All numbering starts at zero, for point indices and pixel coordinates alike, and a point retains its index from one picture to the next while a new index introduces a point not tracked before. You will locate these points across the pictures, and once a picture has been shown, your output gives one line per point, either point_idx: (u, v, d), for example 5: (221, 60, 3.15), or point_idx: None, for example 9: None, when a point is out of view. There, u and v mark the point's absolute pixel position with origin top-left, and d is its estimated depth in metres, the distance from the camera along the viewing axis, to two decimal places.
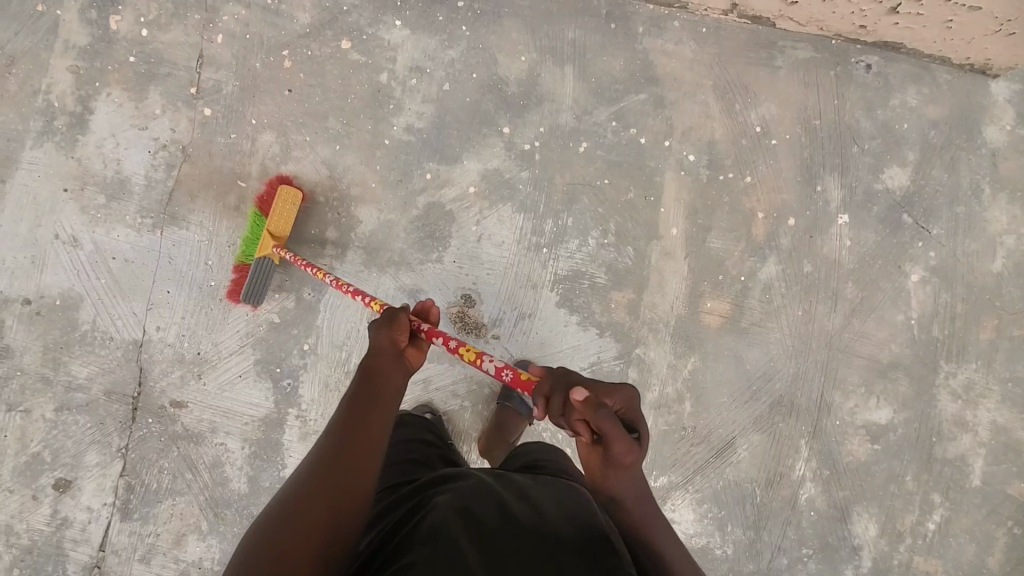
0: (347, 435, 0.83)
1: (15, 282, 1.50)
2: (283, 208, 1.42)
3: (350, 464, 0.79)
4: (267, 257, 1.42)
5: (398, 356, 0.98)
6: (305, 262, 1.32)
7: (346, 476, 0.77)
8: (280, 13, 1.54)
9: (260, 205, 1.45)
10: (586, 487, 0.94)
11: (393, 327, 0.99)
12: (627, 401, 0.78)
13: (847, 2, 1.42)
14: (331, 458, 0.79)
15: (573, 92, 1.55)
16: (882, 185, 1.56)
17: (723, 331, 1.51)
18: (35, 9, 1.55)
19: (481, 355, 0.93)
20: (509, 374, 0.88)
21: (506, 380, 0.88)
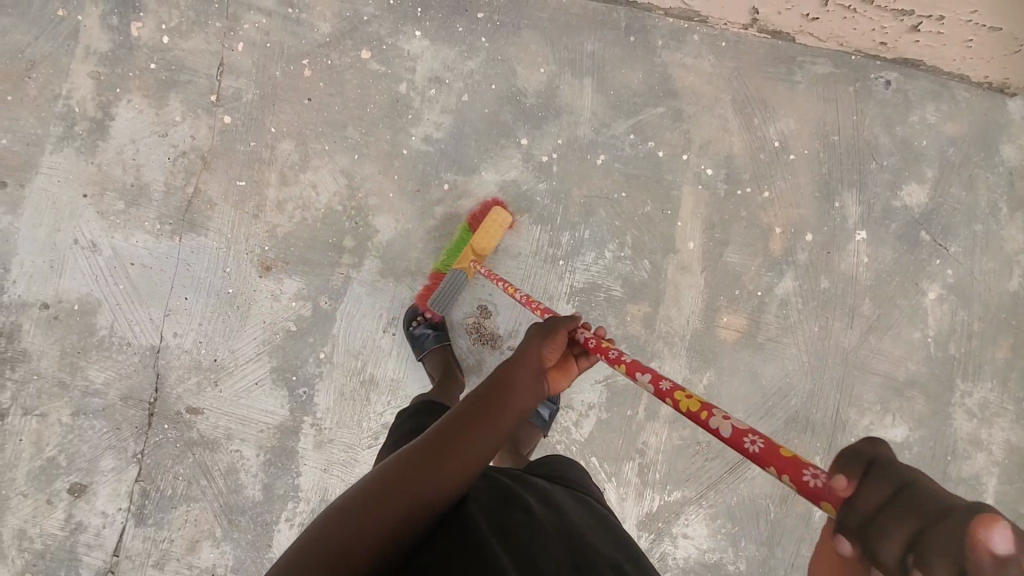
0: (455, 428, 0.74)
1: (34, 286, 1.51)
2: (490, 231, 1.46)
3: (445, 460, 0.70)
4: (461, 271, 1.46)
5: (541, 369, 0.87)
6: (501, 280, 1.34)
7: (438, 472, 0.69)
8: (301, 22, 1.54)
9: (470, 220, 1.49)
10: (596, 501, 0.98)
11: (551, 340, 0.91)
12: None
13: (869, 20, 1.41)
14: (427, 446, 0.72)
15: (591, 105, 1.55)
16: (900, 202, 1.55)
17: (739, 346, 1.51)
18: (57, 15, 1.56)
19: (710, 411, 0.70)
20: (757, 444, 0.63)
21: (750, 451, 0.63)
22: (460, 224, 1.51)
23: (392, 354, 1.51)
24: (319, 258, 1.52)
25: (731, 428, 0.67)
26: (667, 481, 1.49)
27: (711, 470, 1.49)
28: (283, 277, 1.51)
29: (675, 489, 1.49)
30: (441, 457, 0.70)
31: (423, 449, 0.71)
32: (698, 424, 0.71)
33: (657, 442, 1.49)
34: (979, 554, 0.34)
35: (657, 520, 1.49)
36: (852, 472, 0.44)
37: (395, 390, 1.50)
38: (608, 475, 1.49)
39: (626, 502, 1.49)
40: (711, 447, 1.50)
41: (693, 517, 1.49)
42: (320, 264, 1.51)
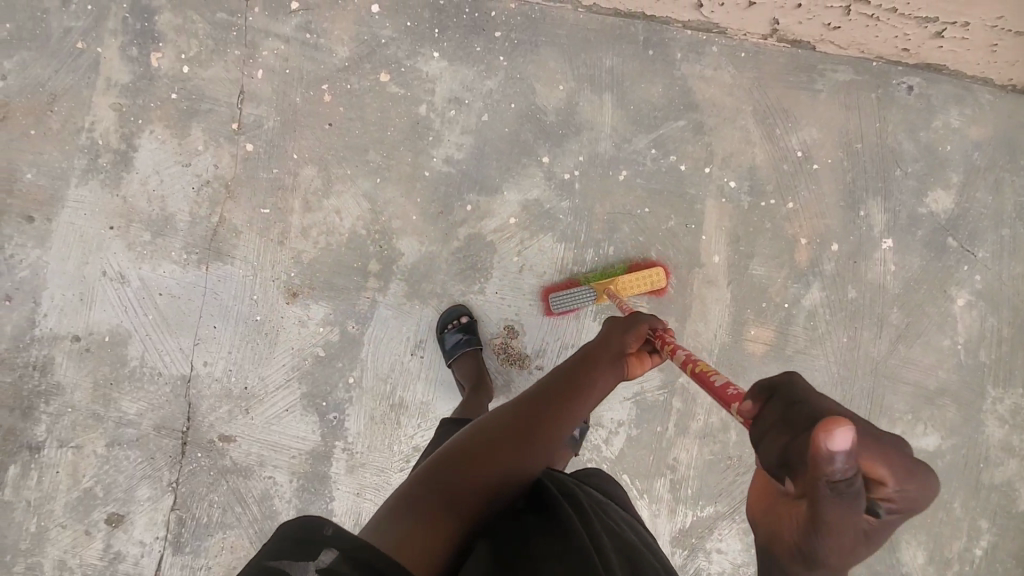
0: (537, 406, 0.90)
1: (64, 319, 1.53)
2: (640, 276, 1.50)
3: (528, 430, 0.87)
4: (594, 292, 1.50)
5: (617, 358, 1.01)
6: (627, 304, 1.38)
7: (523, 441, 0.85)
8: (319, 47, 1.55)
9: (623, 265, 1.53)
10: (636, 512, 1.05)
11: (630, 333, 1.04)
12: (923, 487, 0.49)
13: (892, 27, 1.39)
14: (513, 418, 0.88)
15: (612, 120, 1.54)
16: (926, 209, 1.54)
17: (767, 359, 1.52)
18: (76, 47, 1.56)
19: (711, 371, 0.82)
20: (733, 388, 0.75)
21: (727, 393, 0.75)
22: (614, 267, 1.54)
23: (421, 377, 1.51)
24: (344, 283, 1.52)
25: (723, 383, 0.77)
26: (699, 496, 1.50)
27: (742, 484, 1.50)
28: (310, 302, 1.52)
29: (707, 504, 1.49)
30: (526, 427, 0.87)
31: (513, 420, 0.88)
32: (702, 381, 0.83)
33: (689, 457, 1.50)
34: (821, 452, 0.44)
35: (690, 536, 1.50)
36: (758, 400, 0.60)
37: (425, 413, 1.51)
38: (640, 491, 1.50)
39: (659, 518, 1.50)
40: (742, 461, 1.50)
41: (726, 531, 1.50)
42: (346, 288, 1.52)
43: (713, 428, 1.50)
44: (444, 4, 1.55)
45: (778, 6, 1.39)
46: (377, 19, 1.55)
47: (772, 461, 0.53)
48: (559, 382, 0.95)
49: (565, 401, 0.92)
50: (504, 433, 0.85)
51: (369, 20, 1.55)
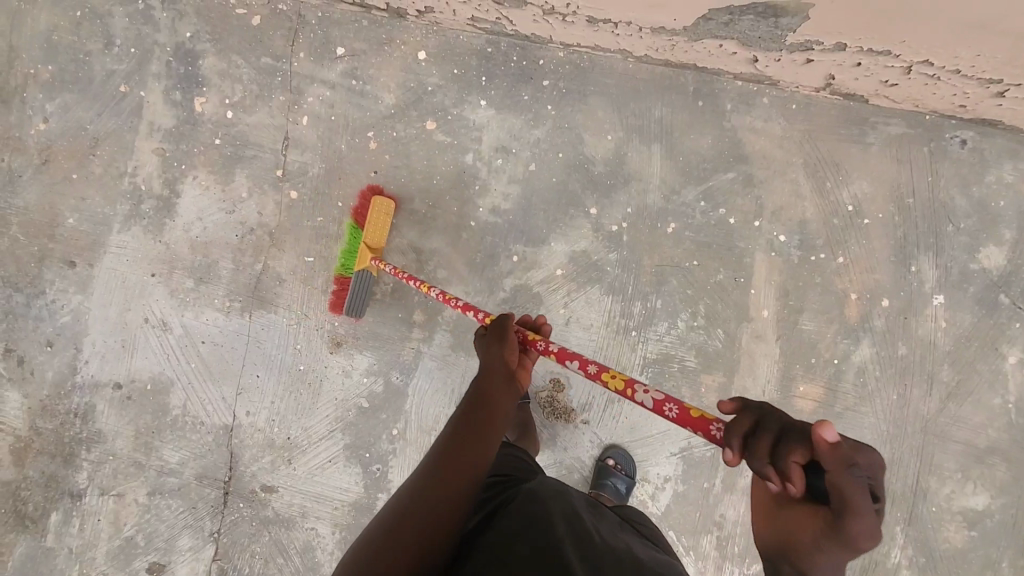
0: (454, 445, 0.81)
1: (106, 366, 1.51)
2: (379, 220, 1.42)
3: (457, 474, 0.78)
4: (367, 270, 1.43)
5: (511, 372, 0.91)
6: (407, 275, 1.32)
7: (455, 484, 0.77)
8: (365, 93, 1.53)
9: (356, 217, 1.46)
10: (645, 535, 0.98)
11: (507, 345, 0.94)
12: (874, 469, 0.56)
13: (951, 86, 1.37)
14: (438, 466, 0.79)
15: (661, 171, 1.53)
16: (978, 265, 1.52)
17: (816, 416, 1.50)
18: (119, 90, 1.54)
19: (634, 386, 0.81)
20: (674, 410, 0.76)
21: (670, 417, 0.76)
22: (348, 224, 1.48)
23: None
24: (388, 333, 1.50)
25: (654, 401, 0.79)
26: (746, 553, 1.49)
27: None
28: (354, 352, 1.50)
29: (755, 561, 1.48)
30: (452, 471, 0.78)
31: (433, 469, 0.79)
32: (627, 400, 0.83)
33: (735, 514, 1.49)
34: (821, 445, 0.56)
35: None
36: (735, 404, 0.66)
37: None
38: (686, 548, 1.49)
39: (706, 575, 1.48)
40: None
41: None
42: (390, 338, 1.50)
43: None
44: (491, 52, 1.53)
45: (836, 64, 1.36)
46: (423, 66, 1.53)
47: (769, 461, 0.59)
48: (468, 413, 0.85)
49: (481, 431, 0.83)
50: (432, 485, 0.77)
51: (415, 67, 1.53)
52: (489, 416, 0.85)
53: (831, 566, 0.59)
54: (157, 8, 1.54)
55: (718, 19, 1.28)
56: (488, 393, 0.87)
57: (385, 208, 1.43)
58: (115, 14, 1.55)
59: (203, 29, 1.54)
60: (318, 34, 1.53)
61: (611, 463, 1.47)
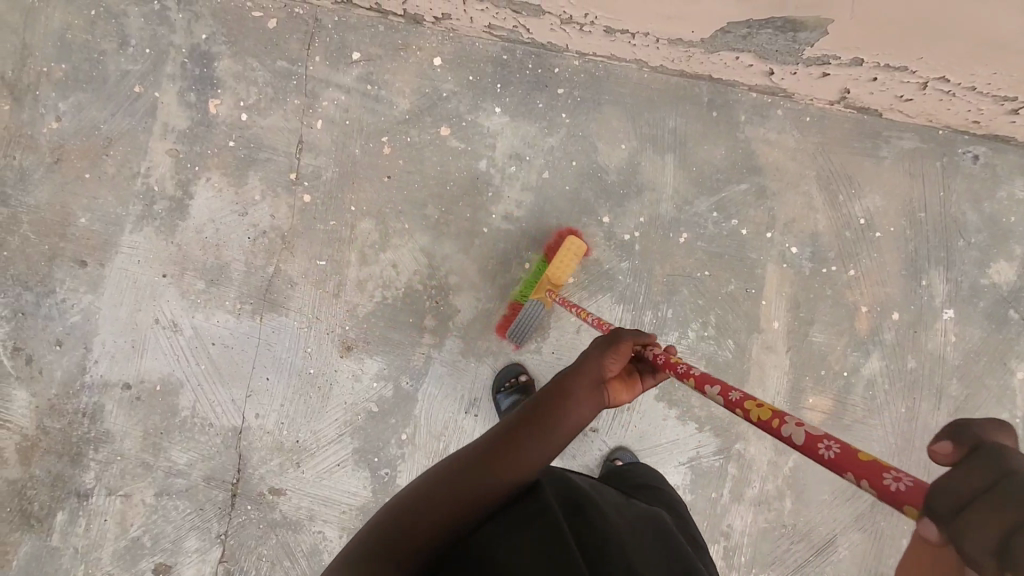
0: (508, 435, 0.77)
1: (116, 366, 1.51)
2: (566, 260, 1.42)
3: (498, 464, 0.74)
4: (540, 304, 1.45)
5: (602, 381, 0.85)
6: (574, 306, 1.31)
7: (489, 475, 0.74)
8: (380, 98, 1.54)
9: (549, 251, 1.50)
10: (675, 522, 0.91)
11: (613, 353, 0.87)
12: None
13: (966, 102, 1.38)
14: (481, 451, 0.76)
15: (674, 181, 1.53)
16: (988, 279, 1.52)
17: (825, 428, 1.50)
18: (133, 90, 1.54)
19: (780, 415, 0.63)
20: (831, 449, 0.56)
21: (823, 457, 0.56)
22: (540, 256, 1.52)
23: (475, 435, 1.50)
24: (399, 337, 1.50)
25: (797, 434, 0.60)
26: (753, 564, 1.49)
27: (797, 553, 1.48)
28: (365, 356, 1.50)
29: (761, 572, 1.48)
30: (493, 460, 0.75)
31: (476, 453, 0.75)
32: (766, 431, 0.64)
33: (743, 524, 1.49)
34: None
35: None
36: (960, 447, 0.44)
37: None
38: None
39: None
40: (798, 530, 1.49)
41: None
42: (401, 343, 1.50)
43: (769, 495, 1.49)
44: (507, 59, 1.53)
45: (852, 78, 1.37)
46: (439, 72, 1.54)
47: (990, 548, 0.37)
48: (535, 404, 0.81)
49: (542, 429, 0.78)
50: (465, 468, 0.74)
51: (430, 73, 1.54)
52: (559, 418, 0.80)
53: None
54: (172, 9, 1.55)
55: (736, 32, 1.29)
56: (566, 392, 0.81)
57: (577, 249, 1.43)
58: (131, 14, 1.55)
59: (219, 31, 1.54)
60: (334, 39, 1.54)
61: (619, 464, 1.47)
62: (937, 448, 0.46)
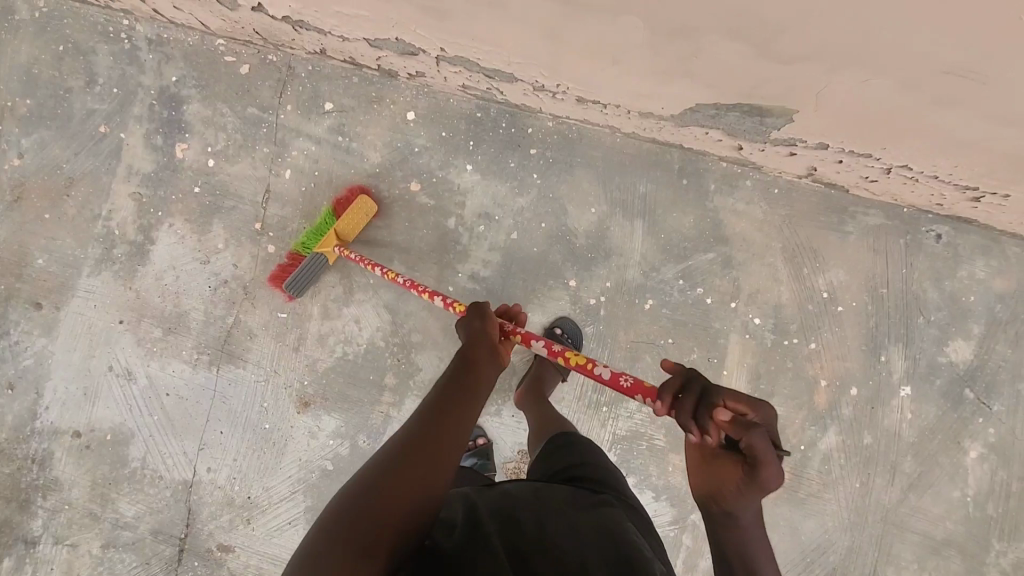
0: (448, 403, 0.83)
1: (66, 414, 1.48)
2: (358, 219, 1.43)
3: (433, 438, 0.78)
4: (322, 257, 1.42)
5: (495, 349, 0.96)
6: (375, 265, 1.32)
7: (429, 454, 0.76)
8: (351, 151, 1.52)
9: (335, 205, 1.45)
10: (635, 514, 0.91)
11: (484, 318, 1.00)
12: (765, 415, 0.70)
13: (929, 187, 1.39)
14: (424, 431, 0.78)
15: (642, 248, 1.54)
16: (945, 358, 1.55)
17: (780, 501, 1.52)
18: (98, 130, 1.51)
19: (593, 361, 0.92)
20: (630, 381, 0.87)
21: (625, 386, 0.87)
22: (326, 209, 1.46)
23: None
24: (358, 395, 1.49)
25: (610, 374, 0.90)
26: None
27: None
28: (322, 413, 1.48)
29: None
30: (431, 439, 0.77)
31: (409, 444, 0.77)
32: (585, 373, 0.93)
33: None
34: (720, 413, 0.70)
35: None
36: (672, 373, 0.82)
37: None
38: None
39: None
40: None
41: None
42: (360, 400, 1.49)
43: None
44: (481, 116, 1.53)
45: (818, 159, 1.38)
46: (412, 126, 1.52)
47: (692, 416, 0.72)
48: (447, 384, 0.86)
49: (460, 394, 0.85)
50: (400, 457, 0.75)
51: (403, 127, 1.52)
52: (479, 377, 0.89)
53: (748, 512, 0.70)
54: (142, 49, 1.51)
55: (705, 112, 1.29)
56: (470, 359, 0.91)
57: (368, 210, 1.44)
58: (100, 51, 1.51)
59: (190, 73, 1.51)
60: (307, 88, 1.52)
61: (559, 332, 1.49)
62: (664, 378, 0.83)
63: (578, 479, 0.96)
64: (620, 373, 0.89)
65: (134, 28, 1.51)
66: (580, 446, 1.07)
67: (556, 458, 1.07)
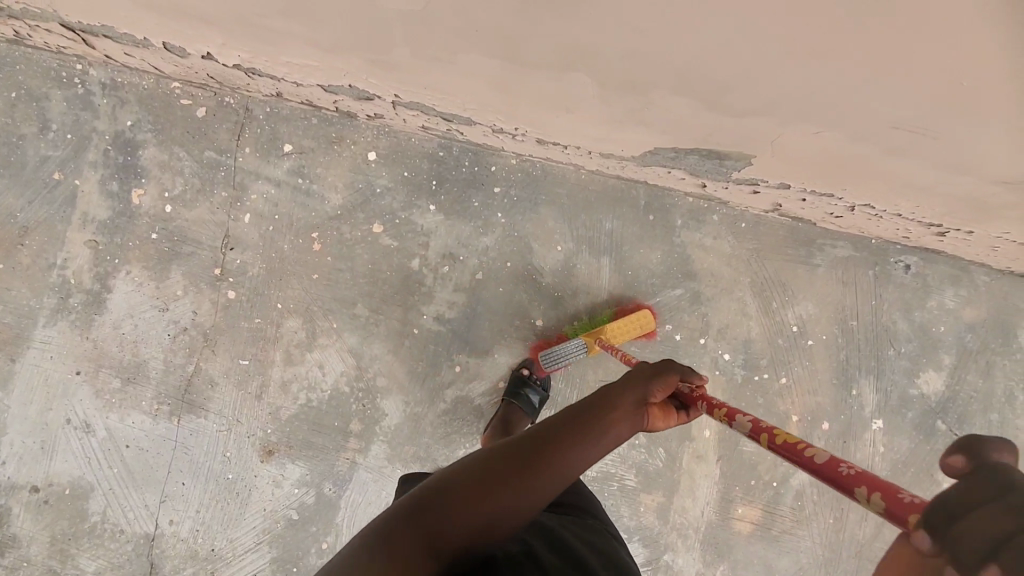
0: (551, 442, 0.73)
1: (23, 468, 1.44)
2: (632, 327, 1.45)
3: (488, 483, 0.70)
4: (585, 346, 1.43)
5: (638, 409, 0.79)
6: (618, 348, 1.33)
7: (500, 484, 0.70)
8: (311, 193, 1.50)
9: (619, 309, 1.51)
10: (606, 535, 0.91)
11: (659, 380, 0.82)
12: None
13: (894, 223, 1.38)
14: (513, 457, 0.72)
15: (610, 285, 1.52)
16: (916, 389, 1.53)
17: (753, 539, 1.50)
18: (52, 177, 1.48)
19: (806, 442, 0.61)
20: (849, 469, 0.55)
21: (838, 473, 0.55)
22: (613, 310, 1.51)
23: None
24: (323, 443, 1.46)
25: (826, 458, 0.58)
26: None
27: None
28: (286, 461, 1.45)
29: None
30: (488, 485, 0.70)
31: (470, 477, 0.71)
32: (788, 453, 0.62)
33: None
34: None
35: None
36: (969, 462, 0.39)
37: None
38: None
39: None
40: None
41: None
42: (325, 448, 1.46)
43: None
44: (443, 156, 1.51)
45: (782, 196, 1.37)
46: (373, 167, 1.50)
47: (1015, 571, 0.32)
48: (544, 432, 0.74)
49: (557, 450, 0.73)
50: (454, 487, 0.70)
51: (364, 168, 1.50)
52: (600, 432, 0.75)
53: None
54: (96, 93, 1.48)
55: (664, 155, 1.27)
56: (603, 412, 0.77)
57: (644, 323, 1.47)
58: (53, 97, 1.48)
59: (145, 118, 1.48)
60: (265, 130, 1.49)
61: (525, 372, 1.46)
62: (949, 462, 0.40)
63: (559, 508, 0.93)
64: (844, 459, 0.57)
65: (87, 73, 1.48)
66: None
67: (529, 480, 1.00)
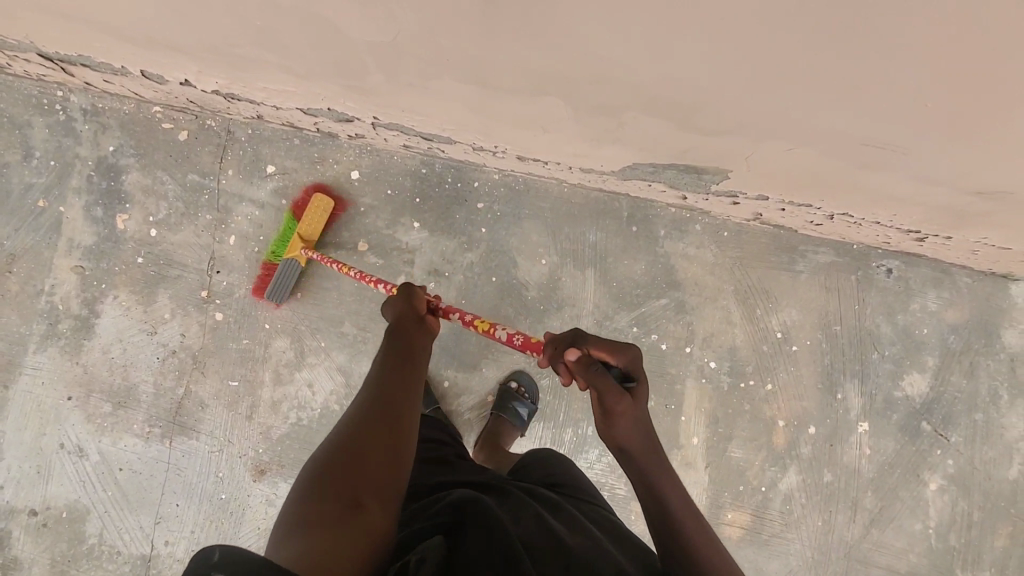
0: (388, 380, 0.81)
1: (20, 492, 1.45)
2: (314, 218, 1.44)
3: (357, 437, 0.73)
4: (295, 258, 1.42)
5: (422, 325, 0.96)
6: (331, 261, 1.33)
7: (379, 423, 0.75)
8: (295, 214, 1.50)
9: (295, 209, 1.48)
10: (611, 514, 0.94)
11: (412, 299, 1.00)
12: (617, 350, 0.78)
13: (873, 229, 1.40)
14: (371, 403, 0.77)
15: (595, 297, 1.53)
16: (901, 392, 1.55)
17: (743, 543, 1.52)
18: (37, 205, 1.48)
19: (492, 325, 0.97)
20: (520, 338, 0.92)
21: (517, 344, 0.92)
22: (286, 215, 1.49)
23: None
24: None
25: (506, 334, 0.94)
26: None
27: None
28: (278, 480, 1.47)
29: None
30: (359, 435, 0.72)
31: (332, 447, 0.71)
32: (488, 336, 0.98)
33: None
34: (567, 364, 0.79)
35: None
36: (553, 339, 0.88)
37: None
38: None
39: None
40: None
41: None
42: None
43: None
44: (426, 172, 1.51)
45: (762, 207, 1.38)
46: (356, 186, 1.51)
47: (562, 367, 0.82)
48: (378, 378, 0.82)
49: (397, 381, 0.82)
50: (332, 458, 0.69)
51: (347, 187, 1.51)
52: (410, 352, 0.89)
53: (633, 435, 0.77)
54: (78, 120, 1.49)
55: (643, 170, 1.29)
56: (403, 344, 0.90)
57: (324, 208, 1.45)
58: (35, 124, 1.48)
59: (128, 143, 1.49)
60: (247, 152, 1.50)
61: (513, 386, 1.48)
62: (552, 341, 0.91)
63: (565, 491, 0.97)
64: (516, 332, 0.94)
65: (68, 99, 1.48)
66: (559, 462, 1.08)
67: (536, 470, 1.05)
